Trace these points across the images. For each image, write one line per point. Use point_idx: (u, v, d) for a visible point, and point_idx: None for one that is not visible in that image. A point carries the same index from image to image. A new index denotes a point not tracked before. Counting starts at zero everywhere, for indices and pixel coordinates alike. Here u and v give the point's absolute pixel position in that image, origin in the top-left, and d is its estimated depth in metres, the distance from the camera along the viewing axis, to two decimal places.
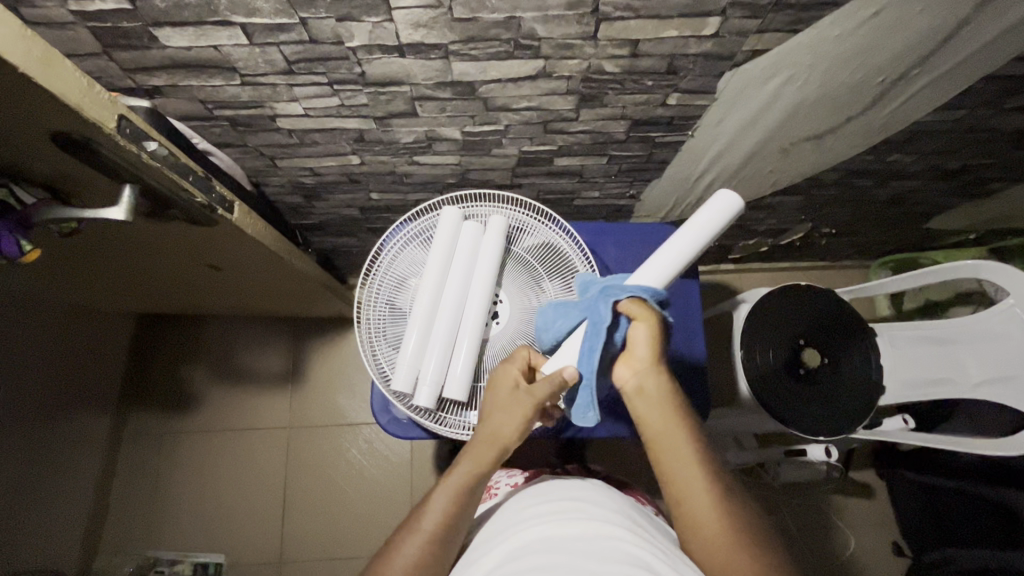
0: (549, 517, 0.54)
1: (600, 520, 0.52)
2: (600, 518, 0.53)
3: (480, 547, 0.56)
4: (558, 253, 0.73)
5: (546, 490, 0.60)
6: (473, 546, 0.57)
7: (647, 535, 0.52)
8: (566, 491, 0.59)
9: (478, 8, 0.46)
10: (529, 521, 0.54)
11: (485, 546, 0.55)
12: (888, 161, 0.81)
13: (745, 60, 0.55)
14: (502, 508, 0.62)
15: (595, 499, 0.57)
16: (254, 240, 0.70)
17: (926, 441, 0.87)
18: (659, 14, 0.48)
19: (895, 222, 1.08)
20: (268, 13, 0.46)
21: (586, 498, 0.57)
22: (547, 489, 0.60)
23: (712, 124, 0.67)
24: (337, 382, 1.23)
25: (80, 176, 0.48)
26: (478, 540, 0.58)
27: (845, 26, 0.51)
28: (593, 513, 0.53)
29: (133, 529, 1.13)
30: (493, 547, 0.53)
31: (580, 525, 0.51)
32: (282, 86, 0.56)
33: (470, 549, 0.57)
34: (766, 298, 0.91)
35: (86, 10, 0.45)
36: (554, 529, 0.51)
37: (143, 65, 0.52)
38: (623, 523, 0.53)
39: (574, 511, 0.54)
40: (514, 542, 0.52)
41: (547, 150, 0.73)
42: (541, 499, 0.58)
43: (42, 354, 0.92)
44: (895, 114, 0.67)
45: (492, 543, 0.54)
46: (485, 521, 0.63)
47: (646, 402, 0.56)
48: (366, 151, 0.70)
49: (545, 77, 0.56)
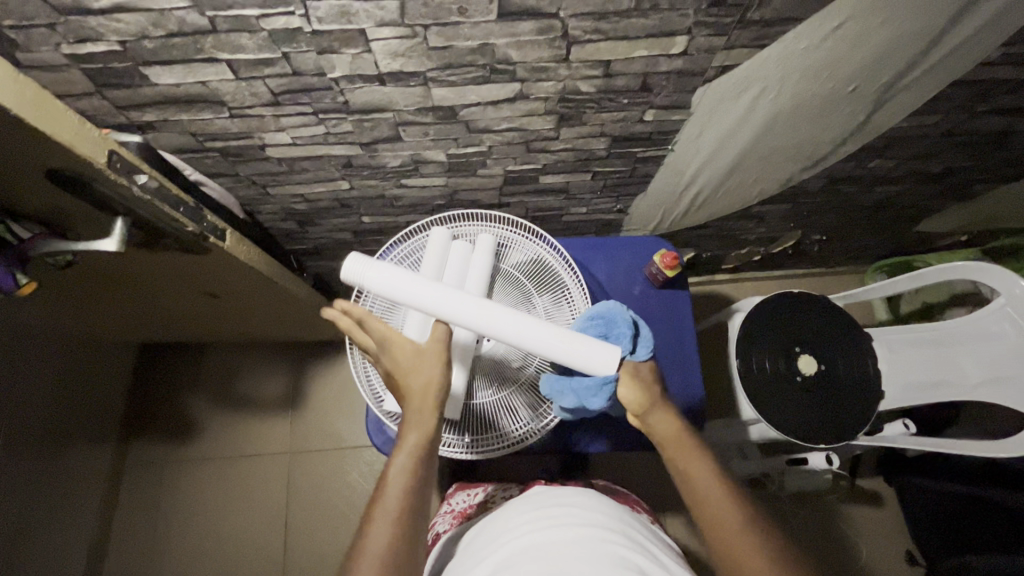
0: (535, 525, 0.53)
1: (589, 524, 0.52)
2: (589, 522, 0.53)
3: (473, 555, 0.55)
4: (546, 268, 0.74)
5: (536, 497, 0.60)
6: (464, 558, 0.57)
7: (633, 539, 0.52)
8: (553, 498, 0.58)
9: (452, 37, 0.48)
10: (521, 529, 0.54)
11: (477, 557, 0.54)
12: (870, 167, 0.82)
13: (716, 75, 0.57)
14: (492, 517, 0.61)
15: (582, 503, 0.57)
16: (248, 267, 0.71)
17: (931, 446, 0.86)
18: (627, 35, 0.50)
19: (885, 226, 1.08)
20: (252, 49, 0.48)
21: (574, 503, 0.56)
22: (534, 497, 0.60)
23: (690, 138, 0.68)
24: (337, 406, 1.24)
25: (71, 210, 0.50)
26: (468, 551, 0.58)
27: (810, 40, 0.53)
28: (580, 518, 0.53)
29: (136, 562, 1.13)
30: (485, 557, 0.53)
31: (566, 532, 0.51)
32: (269, 117, 0.58)
33: (460, 563, 0.57)
34: (758, 306, 0.92)
35: (78, 53, 0.47)
36: (546, 536, 0.51)
37: (135, 102, 0.54)
38: (612, 528, 0.53)
39: (563, 515, 0.54)
40: (503, 553, 0.51)
41: (532, 169, 0.74)
42: (528, 506, 0.58)
43: (39, 386, 0.93)
44: (869, 120, 0.68)
45: (485, 551, 0.54)
46: (475, 530, 0.62)
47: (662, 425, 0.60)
48: (355, 176, 0.72)
49: (524, 99, 0.58)
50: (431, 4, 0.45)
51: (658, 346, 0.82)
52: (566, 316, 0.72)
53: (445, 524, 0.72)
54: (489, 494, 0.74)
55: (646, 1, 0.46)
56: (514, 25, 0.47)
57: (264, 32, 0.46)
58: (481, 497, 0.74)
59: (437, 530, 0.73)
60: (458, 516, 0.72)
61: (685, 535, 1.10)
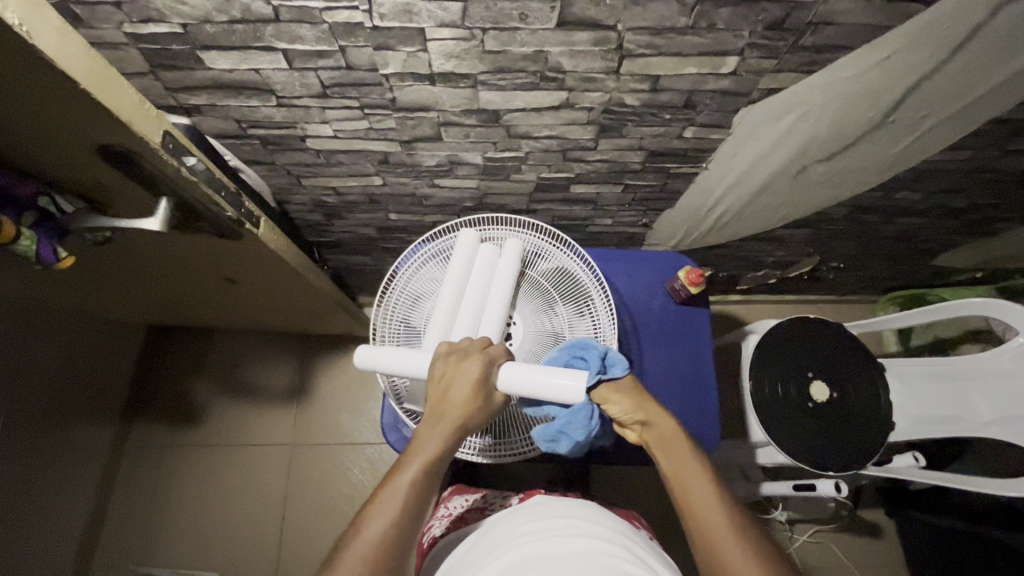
0: (541, 532, 0.53)
1: (593, 535, 0.52)
2: (593, 533, 0.53)
3: (475, 560, 0.55)
4: (571, 277, 0.74)
5: (540, 505, 0.59)
6: (463, 561, 0.57)
7: (636, 552, 0.53)
8: (555, 508, 0.58)
9: (508, 42, 0.49)
10: (525, 535, 0.53)
11: (479, 561, 0.54)
12: (896, 199, 0.83)
13: (761, 97, 0.57)
14: (492, 524, 0.61)
15: (589, 518, 0.56)
16: (278, 257, 0.71)
17: (929, 479, 0.86)
18: (679, 52, 0.51)
19: (902, 258, 1.09)
20: (310, 40, 0.49)
21: (577, 514, 0.56)
22: (540, 507, 0.59)
23: (724, 158, 0.69)
24: (342, 401, 1.23)
25: (116, 186, 0.50)
26: (468, 554, 0.57)
27: (857, 69, 0.53)
28: (585, 529, 0.53)
29: (131, 544, 1.12)
30: (487, 561, 0.53)
31: (574, 543, 0.50)
32: (315, 108, 0.58)
33: (461, 564, 0.56)
34: (774, 329, 0.93)
35: (140, 33, 0.48)
36: (551, 544, 0.51)
37: (185, 85, 0.54)
38: (616, 540, 0.53)
39: (567, 526, 0.54)
40: (511, 554, 0.51)
41: (564, 178, 0.75)
42: (530, 515, 0.57)
43: (46, 361, 0.92)
44: (903, 151, 0.69)
45: (488, 556, 0.53)
46: (477, 534, 0.61)
47: (655, 425, 0.61)
48: (389, 172, 0.72)
49: (568, 108, 0.58)
50: (493, 8, 0.45)
51: (676, 363, 0.82)
52: (589, 327, 0.73)
53: (441, 527, 0.71)
54: (487, 500, 0.73)
55: (703, 20, 0.47)
56: (570, 35, 0.48)
57: (326, 25, 0.47)
58: (478, 503, 0.73)
59: (432, 533, 0.72)
60: (454, 520, 0.71)
61: (684, 553, 1.10)
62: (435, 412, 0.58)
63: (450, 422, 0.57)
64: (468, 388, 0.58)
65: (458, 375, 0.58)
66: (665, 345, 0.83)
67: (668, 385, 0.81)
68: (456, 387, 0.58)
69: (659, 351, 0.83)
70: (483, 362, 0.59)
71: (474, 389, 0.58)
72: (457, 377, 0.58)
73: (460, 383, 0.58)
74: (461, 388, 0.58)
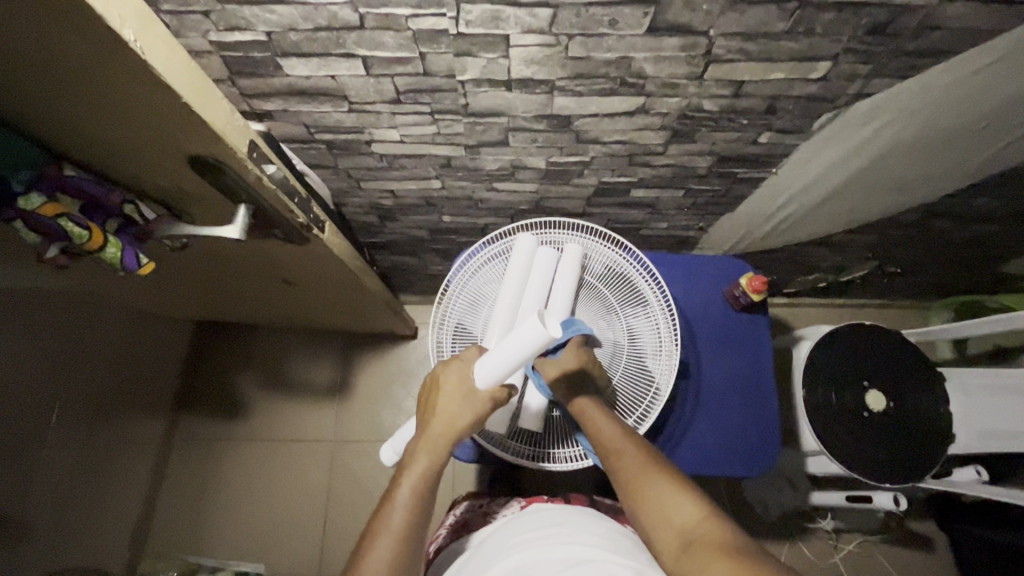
0: (545, 528, 0.55)
1: (594, 528, 0.55)
2: (593, 527, 0.56)
3: (482, 556, 0.57)
4: (631, 283, 0.72)
5: (539, 505, 0.62)
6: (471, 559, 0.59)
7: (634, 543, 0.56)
8: (553, 507, 0.61)
9: (594, 48, 0.47)
10: (529, 531, 0.56)
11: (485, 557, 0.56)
12: (972, 204, 0.79)
13: (847, 102, 0.55)
14: (496, 524, 0.63)
15: (590, 526, 0.56)
16: (337, 261, 0.71)
17: (982, 493, 0.85)
18: (770, 57, 0.48)
19: (966, 264, 1.05)
20: (391, 47, 0.48)
21: (576, 512, 0.59)
22: (545, 509, 0.60)
23: (796, 164, 0.67)
24: (382, 399, 1.24)
25: (195, 193, 0.51)
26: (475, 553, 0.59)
27: (957, 73, 0.51)
28: (586, 524, 0.56)
29: (180, 533, 1.15)
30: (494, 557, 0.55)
31: (575, 536, 0.54)
32: (386, 114, 0.58)
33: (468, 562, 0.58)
34: (829, 338, 0.89)
35: (223, 41, 0.48)
36: (557, 537, 0.53)
37: (262, 91, 0.54)
38: (615, 533, 0.56)
39: (568, 521, 0.57)
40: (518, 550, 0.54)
41: (626, 182, 0.73)
42: (530, 513, 0.60)
43: (105, 355, 0.95)
44: (988, 157, 0.65)
45: (495, 552, 0.56)
46: (481, 541, 0.61)
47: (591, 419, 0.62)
48: (449, 176, 0.71)
49: (643, 113, 0.57)
50: (585, 14, 0.44)
51: (734, 371, 0.80)
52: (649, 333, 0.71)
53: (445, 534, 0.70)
54: (491, 504, 0.71)
55: (802, 24, 0.45)
56: (659, 40, 0.46)
57: (410, 31, 0.46)
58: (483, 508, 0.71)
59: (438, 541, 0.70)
60: (459, 526, 0.69)
61: None
62: (430, 426, 0.59)
63: (441, 436, 0.59)
64: (456, 398, 0.59)
65: (447, 387, 0.60)
66: (723, 352, 0.81)
67: (728, 393, 0.79)
68: (446, 399, 0.60)
69: (717, 358, 0.81)
70: (456, 368, 0.61)
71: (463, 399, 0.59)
72: (441, 390, 0.60)
73: (451, 396, 0.60)
74: (452, 401, 0.59)
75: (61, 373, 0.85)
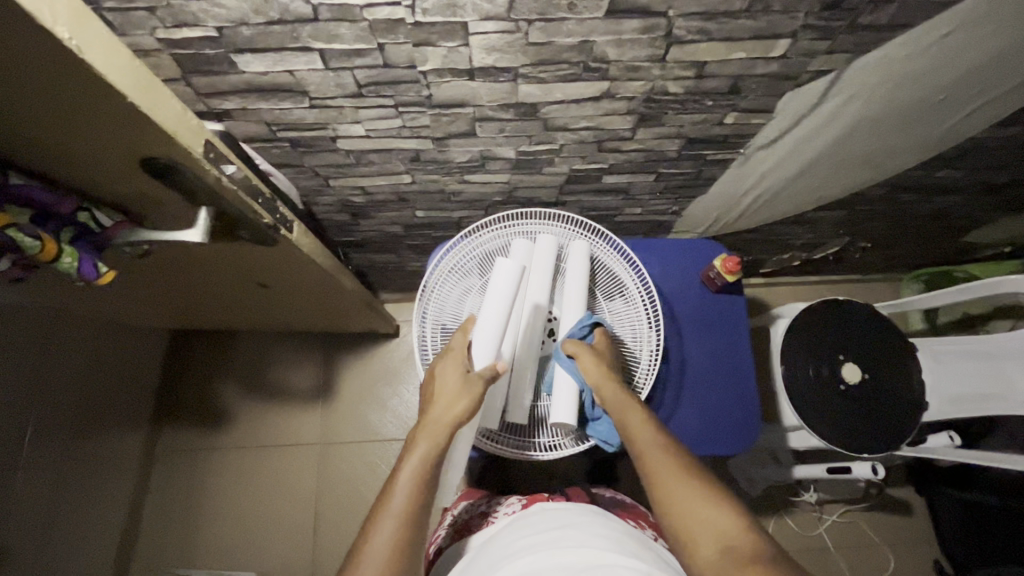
0: (549, 528, 0.55)
1: (598, 525, 0.56)
2: (597, 524, 0.56)
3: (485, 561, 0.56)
4: (607, 269, 0.73)
5: (540, 506, 0.62)
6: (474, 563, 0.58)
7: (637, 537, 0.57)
8: (554, 507, 0.61)
9: (554, 33, 0.47)
10: (533, 531, 0.56)
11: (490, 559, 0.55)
12: (936, 177, 0.81)
13: (809, 79, 0.55)
14: (496, 528, 0.63)
15: (591, 526, 0.56)
16: (310, 261, 0.70)
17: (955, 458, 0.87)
18: (731, 37, 0.49)
19: (932, 236, 1.07)
20: (348, 39, 0.47)
21: (578, 511, 0.59)
22: (546, 511, 0.60)
23: (764, 143, 0.67)
24: (367, 399, 1.23)
25: (155, 198, 0.49)
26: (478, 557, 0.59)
27: (914, 47, 0.51)
28: (590, 521, 0.57)
29: (167, 547, 1.13)
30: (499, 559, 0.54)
31: (580, 533, 0.54)
32: (349, 108, 0.57)
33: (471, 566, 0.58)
34: (805, 315, 0.91)
35: (172, 38, 0.46)
36: (563, 535, 0.54)
37: (218, 90, 0.53)
38: (618, 529, 0.57)
39: (571, 520, 0.57)
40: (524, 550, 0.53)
41: (597, 169, 0.73)
42: (532, 515, 0.60)
43: (76, 370, 0.92)
44: (949, 129, 0.67)
45: (500, 555, 0.55)
46: (484, 545, 0.60)
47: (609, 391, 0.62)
48: (419, 170, 0.71)
49: (609, 98, 0.57)
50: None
51: (714, 349, 0.81)
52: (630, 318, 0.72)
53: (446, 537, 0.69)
54: (489, 504, 0.70)
55: (760, 2, 0.45)
56: (619, 23, 0.46)
57: (366, 22, 0.45)
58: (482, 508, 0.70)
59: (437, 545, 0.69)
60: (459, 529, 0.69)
61: None
62: (429, 414, 0.58)
63: (441, 422, 0.57)
64: (455, 388, 0.60)
65: (445, 379, 0.61)
66: (702, 333, 0.82)
67: (710, 371, 0.80)
68: (445, 388, 0.60)
69: (696, 338, 0.82)
70: (450, 360, 0.62)
71: (463, 386, 0.60)
72: (439, 382, 0.61)
73: (451, 385, 0.60)
74: (451, 390, 0.60)
75: (30, 391, 0.82)
